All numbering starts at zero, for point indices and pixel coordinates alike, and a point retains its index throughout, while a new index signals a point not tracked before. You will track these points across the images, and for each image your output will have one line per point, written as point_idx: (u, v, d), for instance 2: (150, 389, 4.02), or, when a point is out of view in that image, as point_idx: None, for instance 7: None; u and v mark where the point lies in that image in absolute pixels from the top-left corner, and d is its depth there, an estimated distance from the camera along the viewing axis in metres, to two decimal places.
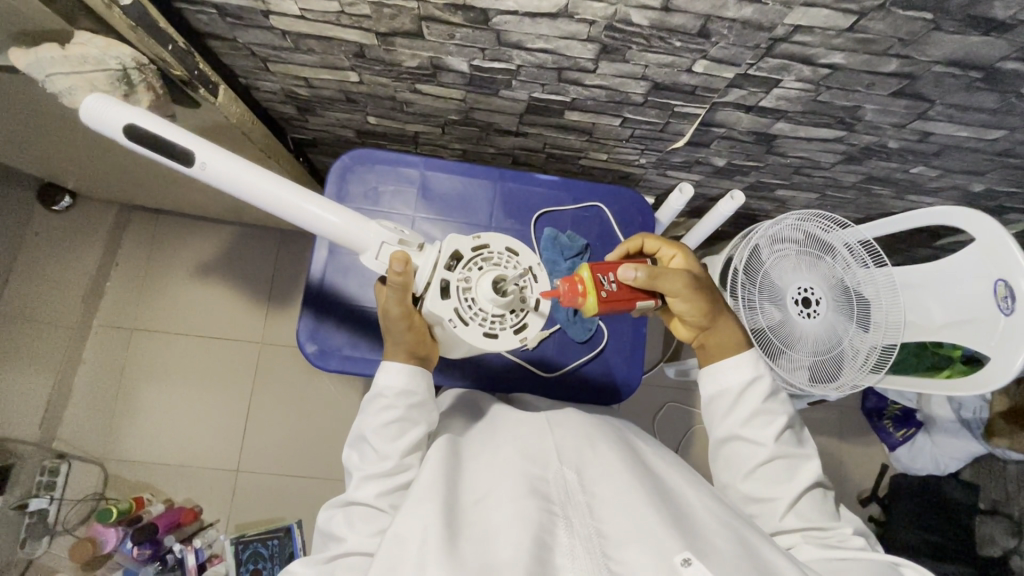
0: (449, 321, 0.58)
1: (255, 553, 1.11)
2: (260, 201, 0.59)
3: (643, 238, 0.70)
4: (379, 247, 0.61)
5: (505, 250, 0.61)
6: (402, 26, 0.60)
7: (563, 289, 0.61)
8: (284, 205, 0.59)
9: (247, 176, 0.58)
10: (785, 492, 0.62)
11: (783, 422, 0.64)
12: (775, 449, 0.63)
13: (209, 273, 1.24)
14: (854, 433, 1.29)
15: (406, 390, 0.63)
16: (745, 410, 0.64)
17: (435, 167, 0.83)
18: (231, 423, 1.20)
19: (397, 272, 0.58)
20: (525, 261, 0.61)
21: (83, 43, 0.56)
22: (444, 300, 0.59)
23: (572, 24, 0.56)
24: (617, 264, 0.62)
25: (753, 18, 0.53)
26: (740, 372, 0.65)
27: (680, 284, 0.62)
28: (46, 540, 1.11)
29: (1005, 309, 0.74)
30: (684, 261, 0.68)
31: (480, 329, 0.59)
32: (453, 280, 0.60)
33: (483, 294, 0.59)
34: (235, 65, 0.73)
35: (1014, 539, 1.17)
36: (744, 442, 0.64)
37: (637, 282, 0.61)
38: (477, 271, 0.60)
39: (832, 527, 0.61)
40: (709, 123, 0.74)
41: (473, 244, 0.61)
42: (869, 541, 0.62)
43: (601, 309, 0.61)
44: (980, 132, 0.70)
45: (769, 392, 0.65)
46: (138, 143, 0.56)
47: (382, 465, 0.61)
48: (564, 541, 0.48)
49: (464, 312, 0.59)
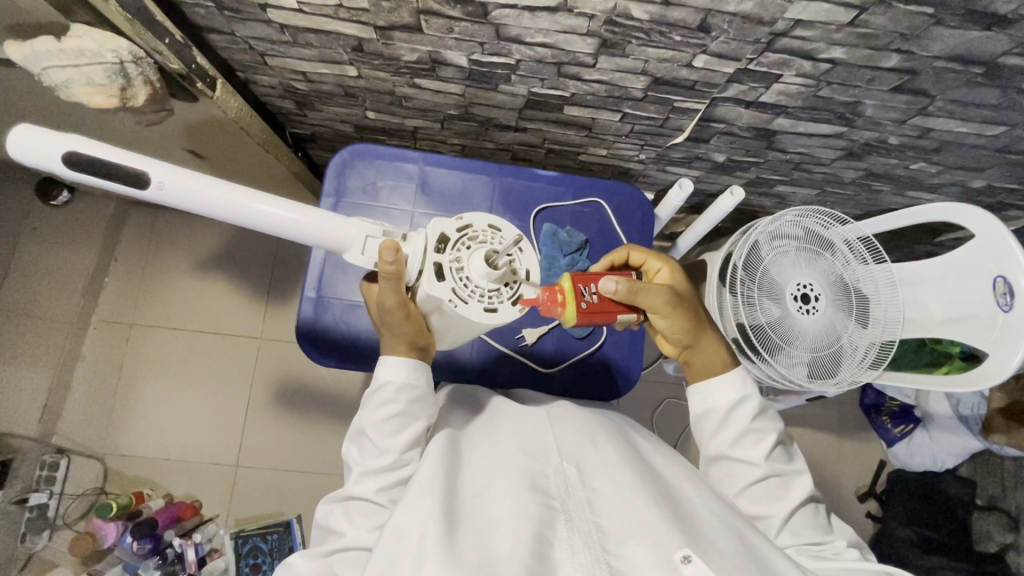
0: (448, 302, 0.57)
1: (255, 547, 1.12)
2: (227, 215, 0.57)
3: (628, 250, 0.69)
4: (364, 241, 0.60)
5: (489, 227, 0.60)
6: (401, 19, 0.59)
7: (544, 298, 0.60)
8: (249, 215, 0.57)
9: (212, 190, 0.56)
10: (779, 509, 0.62)
11: (773, 440, 0.64)
12: (767, 468, 0.63)
13: (207, 268, 1.24)
14: (852, 428, 1.30)
15: (407, 384, 0.63)
16: (734, 428, 0.64)
17: (435, 162, 0.83)
18: (230, 419, 1.20)
19: (388, 261, 0.58)
20: (509, 235, 0.60)
21: (80, 36, 0.56)
22: (439, 282, 0.57)
23: (571, 17, 0.56)
24: (599, 275, 0.62)
25: (752, 12, 0.53)
26: (727, 392, 0.65)
27: (659, 300, 0.62)
28: (46, 533, 1.10)
29: (1004, 306, 0.74)
30: (669, 275, 0.67)
31: (480, 305, 0.57)
32: (445, 262, 0.58)
33: (476, 271, 0.57)
34: (234, 59, 0.73)
35: (1010, 535, 1.18)
36: (734, 461, 0.64)
37: (618, 295, 0.61)
38: (467, 251, 0.59)
39: (825, 541, 0.60)
40: (708, 118, 0.74)
41: (456, 226, 0.59)
42: (863, 552, 0.62)
43: (580, 320, 0.61)
44: (980, 128, 0.70)
45: (757, 411, 0.64)
46: (85, 172, 0.54)
47: (383, 460, 0.61)
48: (563, 536, 0.48)
49: (461, 291, 0.57)
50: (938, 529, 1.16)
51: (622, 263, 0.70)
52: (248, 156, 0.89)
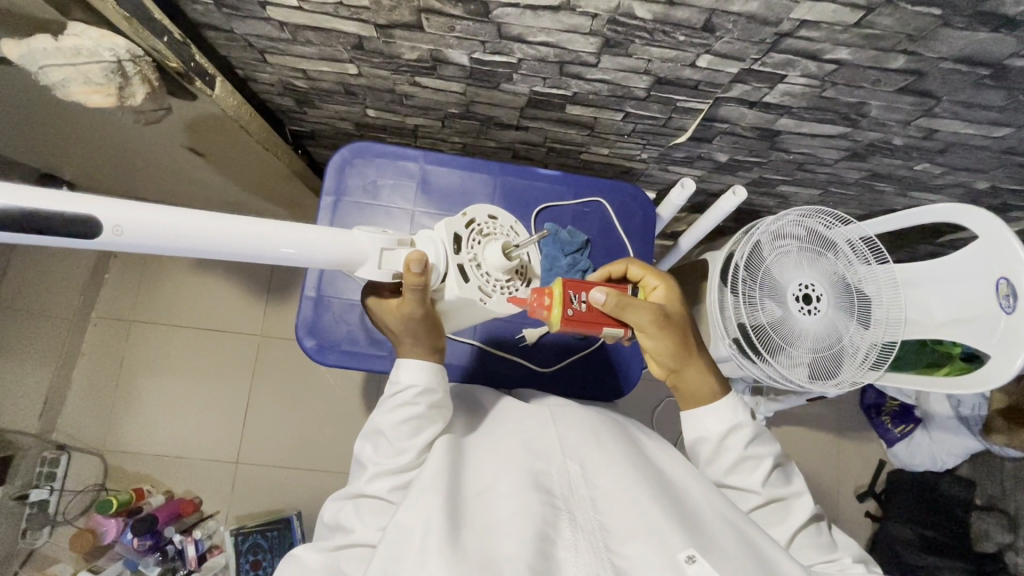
0: (479, 300, 0.61)
1: (255, 544, 1.11)
2: (214, 252, 0.50)
3: (626, 263, 0.68)
4: (380, 255, 0.58)
5: (488, 218, 0.65)
6: (401, 17, 0.59)
7: (532, 299, 0.62)
8: (244, 243, 0.51)
9: (205, 226, 0.49)
10: (784, 531, 0.61)
11: (770, 465, 0.63)
12: (767, 493, 0.63)
13: (208, 264, 1.23)
14: (852, 429, 1.31)
15: (427, 388, 0.61)
16: (731, 454, 0.64)
17: (435, 161, 0.82)
18: (230, 414, 1.20)
19: (417, 273, 0.56)
20: (507, 223, 0.65)
21: (76, 34, 0.55)
22: (466, 283, 0.60)
23: (573, 16, 0.55)
24: (591, 285, 0.61)
25: (759, 12, 0.52)
26: (718, 421, 0.64)
27: (647, 319, 0.60)
28: (46, 530, 1.09)
29: (1006, 308, 0.74)
30: (664, 294, 0.65)
31: (504, 297, 0.63)
32: (465, 261, 0.61)
33: (495, 265, 0.62)
34: (233, 56, 0.72)
35: (1009, 535, 1.18)
36: (733, 487, 0.64)
37: (606, 307, 0.60)
38: (479, 246, 0.63)
39: (829, 558, 0.60)
40: (712, 118, 0.73)
41: (464, 223, 0.62)
42: (868, 567, 0.61)
43: (564, 325, 0.60)
44: (986, 130, 0.70)
45: (754, 435, 0.64)
46: (26, 229, 0.44)
47: (399, 459, 0.60)
48: (567, 534, 0.48)
49: (487, 287, 0.62)
50: (936, 529, 1.17)
51: (621, 275, 0.69)
52: (246, 157, 0.89)
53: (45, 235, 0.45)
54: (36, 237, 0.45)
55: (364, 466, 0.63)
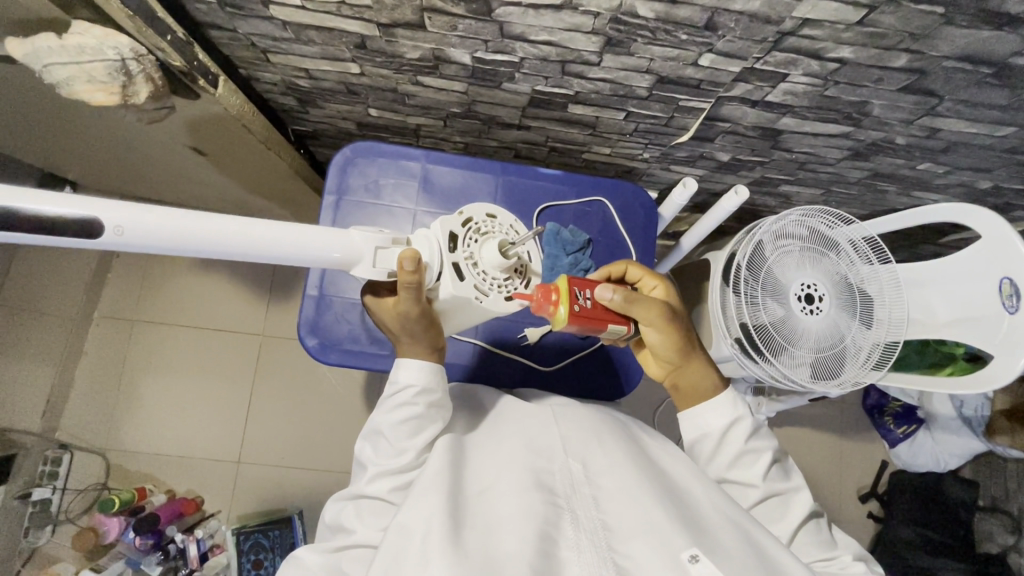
0: (475, 299, 0.61)
1: (256, 543, 1.11)
2: (213, 252, 0.51)
3: (626, 263, 0.68)
4: (376, 253, 0.58)
5: (487, 216, 0.63)
6: (404, 17, 0.59)
7: (537, 295, 0.61)
8: (243, 243, 0.51)
9: (204, 225, 0.49)
10: (785, 530, 0.61)
11: (771, 464, 0.63)
12: (768, 492, 0.62)
13: (209, 264, 1.23)
14: (854, 430, 1.30)
15: (426, 388, 0.61)
16: (732, 454, 0.63)
17: (437, 160, 0.83)
18: (231, 414, 1.20)
19: (409, 271, 0.56)
20: (506, 221, 0.64)
21: (81, 32, 0.55)
22: (461, 282, 0.60)
23: (576, 15, 0.55)
24: (596, 283, 0.61)
25: (761, 11, 0.52)
26: (720, 419, 0.64)
27: (655, 314, 0.61)
28: (49, 528, 1.10)
29: (1010, 307, 0.73)
30: (664, 293, 0.66)
31: (500, 296, 0.62)
32: (460, 260, 0.61)
33: (491, 263, 0.61)
34: (235, 56, 0.72)
35: (1012, 536, 1.17)
36: (735, 486, 0.64)
37: (614, 303, 0.60)
38: (476, 245, 0.62)
39: (830, 557, 0.60)
40: (714, 117, 0.73)
41: (460, 222, 0.62)
42: (869, 566, 0.61)
43: (571, 322, 0.59)
44: (989, 129, 0.69)
45: (755, 434, 0.64)
46: (28, 230, 0.44)
47: (400, 459, 0.60)
48: (570, 534, 0.48)
49: (482, 285, 0.61)
50: (939, 529, 1.16)
51: (619, 276, 0.68)
52: (248, 157, 0.89)
53: (48, 236, 0.45)
54: (40, 237, 0.45)
55: (364, 466, 0.63)
